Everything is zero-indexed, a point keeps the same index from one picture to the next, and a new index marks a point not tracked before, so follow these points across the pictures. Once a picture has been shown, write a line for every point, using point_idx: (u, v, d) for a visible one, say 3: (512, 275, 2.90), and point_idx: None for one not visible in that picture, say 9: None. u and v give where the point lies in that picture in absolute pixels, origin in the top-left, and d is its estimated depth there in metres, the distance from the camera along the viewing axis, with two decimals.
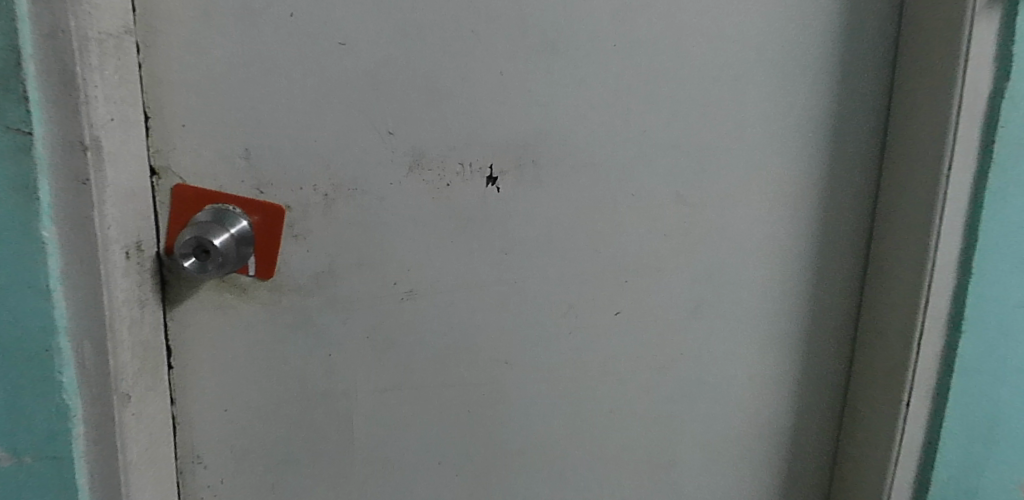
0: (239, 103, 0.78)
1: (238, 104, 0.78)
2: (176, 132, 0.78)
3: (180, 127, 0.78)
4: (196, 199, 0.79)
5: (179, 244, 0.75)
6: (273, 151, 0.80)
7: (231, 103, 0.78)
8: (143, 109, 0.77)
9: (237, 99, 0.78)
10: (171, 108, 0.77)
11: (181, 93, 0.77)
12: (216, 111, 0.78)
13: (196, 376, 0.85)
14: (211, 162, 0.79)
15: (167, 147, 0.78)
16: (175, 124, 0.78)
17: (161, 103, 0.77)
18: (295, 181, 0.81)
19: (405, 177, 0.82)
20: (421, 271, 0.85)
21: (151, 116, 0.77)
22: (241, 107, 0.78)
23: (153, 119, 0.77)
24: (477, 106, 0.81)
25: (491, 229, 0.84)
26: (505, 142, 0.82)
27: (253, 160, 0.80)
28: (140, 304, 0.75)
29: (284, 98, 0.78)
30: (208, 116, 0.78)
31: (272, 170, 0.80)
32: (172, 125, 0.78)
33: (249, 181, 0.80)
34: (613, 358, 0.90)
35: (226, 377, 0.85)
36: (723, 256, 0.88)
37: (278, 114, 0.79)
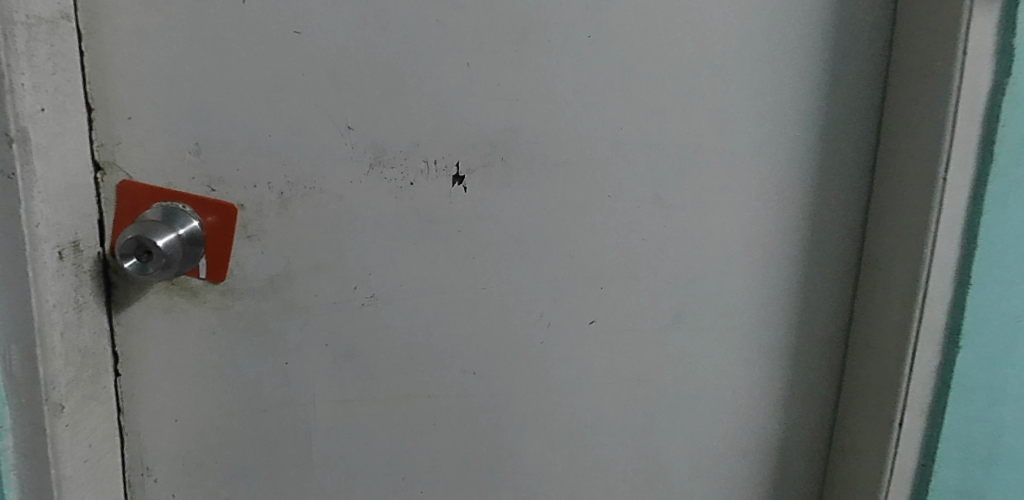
0: (189, 94, 0.73)
1: (187, 96, 0.73)
2: (121, 125, 0.73)
3: (126, 120, 0.73)
4: (143, 196, 0.74)
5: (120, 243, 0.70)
6: (224, 146, 0.75)
7: (180, 95, 0.73)
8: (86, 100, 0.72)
9: (186, 90, 0.73)
10: (115, 99, 0.72)
11: (126, 83, 0.72)
12: (164, 102, 0.73)
13: (142, 386, 0.79)
14: (159, 157, 0.75)
15: (112, 141, 0.73)
16: (121, 116, 0.73)
17: (105, 93, 0.72)
18: (248, 179, 0.76)
19: (366, 175, 0.77)
20: (384, 274, 0.80)
21: (95, 107, 0.72)
22: (190, 99, 0.73)
23: (97, 111, 0.72)
24: (442, 101, 0.76)
25: (457, 231, 0.80)
26: (472, 139, 0.77)
27: (203, 155, 0.75)
28: (77, 307, 0.70)
29: (236, 90, 0.74)
30: (155, 108, 0.73)
31: (224, 167, 0.75)
32: (118, 117, 0.73)
33: (200, 178, 0.75)
34: (588, 369, 0.85)
35: (177, 385, 0.80)
36: (706, 262, 0.83)
37: (230, 107, 0.74)
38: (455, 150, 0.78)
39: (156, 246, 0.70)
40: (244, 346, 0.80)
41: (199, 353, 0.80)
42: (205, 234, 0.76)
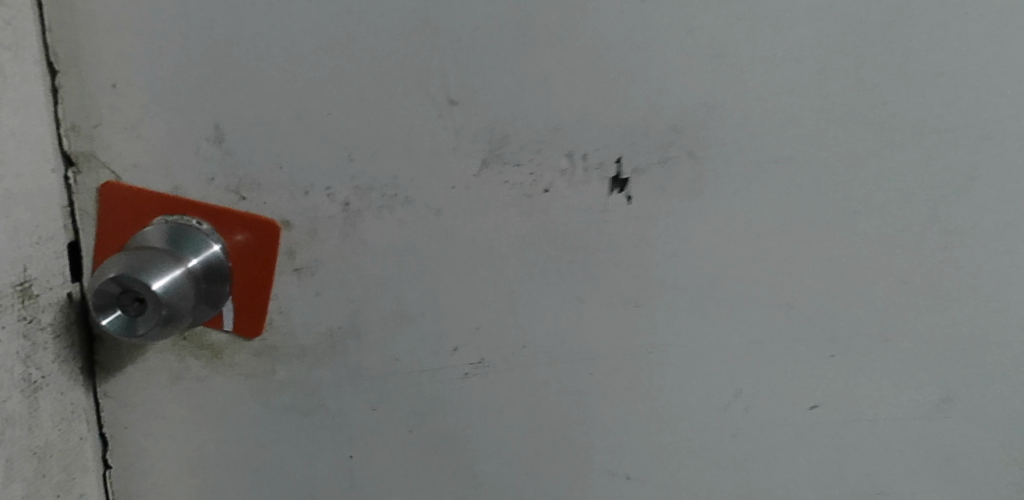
0: (205, 48, 0.46)
1: (201, 50, 0.46)
2: (102, 96, 0.46)
3: (109, 88, 0.46)
4: (141, 207, 0.48)
5: (96, 283, 0.44)
6: (260, 131, 0.48)
7: (190, 50, 0.46)
8: (46, 57, 0.45)
9: (201, 41, 0.46)
10: (91, 56, 0.46)
11: (108, 30, 0.45)
12: (167, 60, 0.46)
13: (142, 488, 0.53)
14: (160, 148, 0.47)
15: (89, 122, 0.47)
16: (100, 83, 0.46)
17: (76, 46, 0.45)
18: (298, 182, 0.49)
19: (476, 177, 0.50)
20: (499, 328, 0.53)
21: (60, 69, 0.46)
22: (206, 56, 0.46)
23: (64, 74, 0.46)
24: (600, 61, 0.48)
25: (614, 264, 0.52)
26: (644, 122, 0.49)
27: (226, 145, 0.48)
28: (27, 390, 0.43)
29: (278, 41, 0.46)
30: (154, 70, 0.46)
31: (259, 162, 0.48)
32: (95, 84, 0.46)
33: (223, 180, 0.48)
34: (794, 470, 0.57)
35: (191, 487, 0.54)
36: (993, 320, 0.54)
37: (268, 68, 0.47)
38: (615, 138, 0.49)
39: (154, 290, 0.43)
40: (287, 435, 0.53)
41: (222, 445, 0.53)
42: (231, 263, 0.50)
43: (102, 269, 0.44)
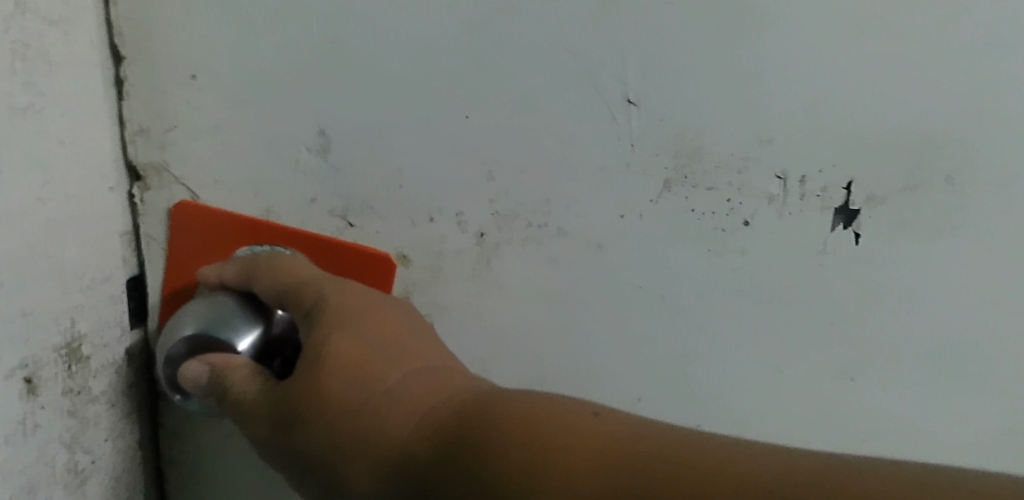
0: (316, 31, 0.35)
1: (311, 30, 0.35)
2: (177, 91, 0.35)
3: (190, 81, 0.35)
4: (226, 235, 0.38)
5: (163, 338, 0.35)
6: (377, 141, 0.36)
7: (293, 34, 0.35)
8: (109, 40, 0.34)
9: (312, 18, 0.34)
10: (166, 38, 0.35)
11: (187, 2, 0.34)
12: (263, 47, 0.35)
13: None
14: (249, 159, 0.37)
15: (162, 125, 0.36)
16: (174, 73, 0.35)
17: (143, 24, 0.34)
18: (422, 208, 0.38)
19: (652, 203, 0.38)
20: (665, 398, 0.41)
21: (126, 55, 0.35)
22: (314, 43, 0.35)
23: (130, 61, 0.35)
24: (843, 50, 0.35)
25: (824, 323, 0.39)
26: (892, 136, 0.36)
27: (332, 157, 0.37)
28: (74, 484, 0.32)
29: (410, 21, 0.35)
30: (245, 58, 0.35)
31: (374, 180, 0.37)
32: (170, 75, 0.35)
33: (327, 202, 0.37)
34: None
35: None
36: None
37: (394, 56, 0.35)
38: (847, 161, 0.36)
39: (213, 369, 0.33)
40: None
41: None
42: None
43: (175, 319, 0.35)
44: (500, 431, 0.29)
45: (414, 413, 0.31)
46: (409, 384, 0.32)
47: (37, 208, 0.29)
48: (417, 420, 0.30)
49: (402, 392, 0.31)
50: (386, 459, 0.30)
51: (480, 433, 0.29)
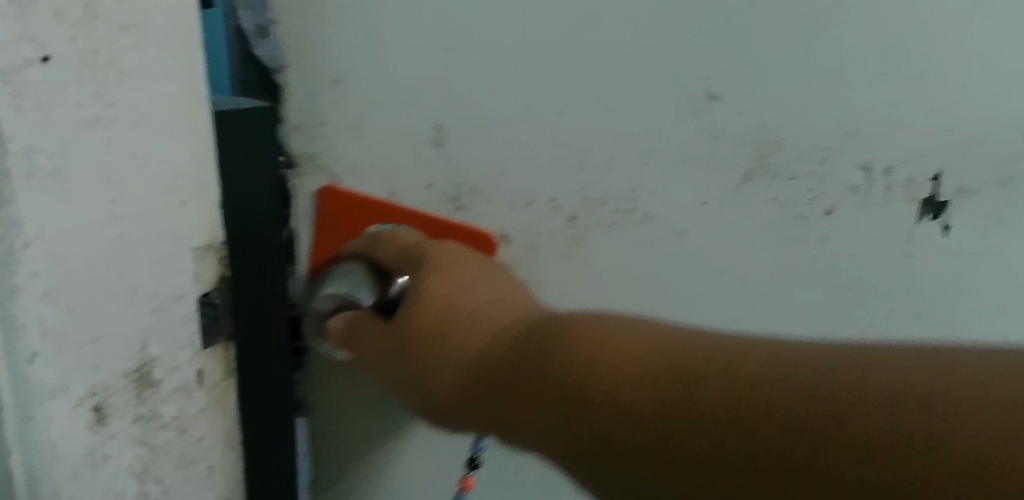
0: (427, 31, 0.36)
1: (424, 32, 0.36)
2: (322, 89, 0.37)
3: (333, 83, 0.37)
4: (361, 214, 0.40)
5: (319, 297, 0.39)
6: (481, 137, 0.38)
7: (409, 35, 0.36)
8: (259, 38, 0.36)
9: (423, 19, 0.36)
10: (303, 35, 0.36)
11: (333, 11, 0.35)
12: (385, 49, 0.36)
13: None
14: (379, 150, 0.39)
15: (306, 119, 0.38)
16: (320, 76, 0.37)
17: (303, 30, 0.36)
18: (518, 201, 0.40)
19: (735, 192, 0.38)
20: None
21: (270, 53, 0.37)
22: (425, 47, 0.36)
23: (281, 63, 0.37)
24: (940, 30, 0.35)
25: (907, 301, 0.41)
26: (979, 131, 0.37)
27: (449, 149, 0.38)
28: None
29: (510, 20, 0.35)
30: (364, 59, 0.36)
31: (484, 169, 0.39)
32: (312, 75, 0.37)
33: (439, 189, 0.39)
34: None
35: None
36: None
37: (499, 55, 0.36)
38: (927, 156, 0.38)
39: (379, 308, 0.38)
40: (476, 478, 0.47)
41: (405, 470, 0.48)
42: None
43: (324, 279, 0.39)
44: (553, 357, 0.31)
45: (486, 336, 0.35)
46: (477, 314, 0.35)
47: (111, 218, 0.27)
48: (490, 342, 0.35)
49: (486, 320, 0.35)
50: (472, 380, 0.34)
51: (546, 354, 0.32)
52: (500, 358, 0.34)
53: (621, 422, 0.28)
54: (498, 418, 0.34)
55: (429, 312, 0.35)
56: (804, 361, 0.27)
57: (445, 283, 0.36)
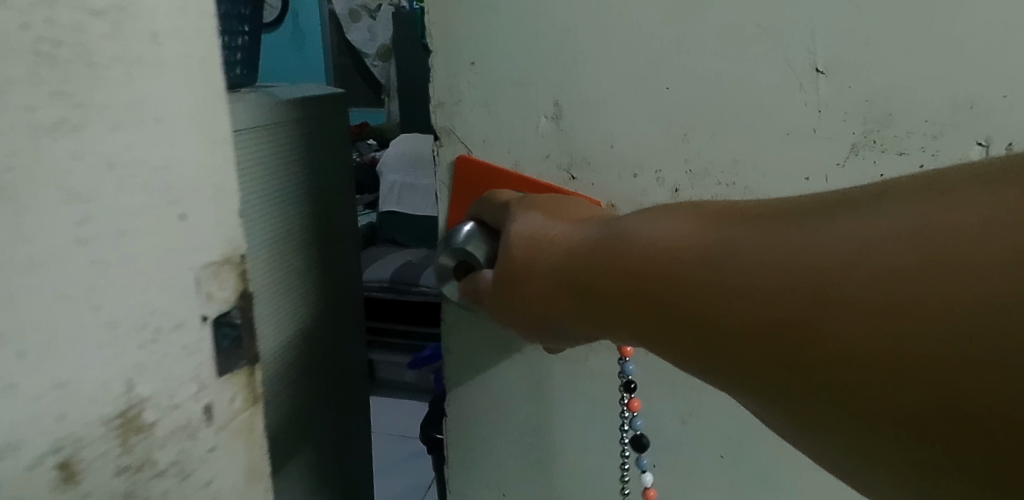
0: (533, 59, 0.72)
1: (530, 55, 0.72)
2: (468, 74, 0.75)
3: (473, 66, 0.74)
4: (488, 179, 0.77)
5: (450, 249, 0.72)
6: (601, 122, 0.73)
7: (520, 57, 0.73)
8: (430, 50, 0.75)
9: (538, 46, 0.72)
10: (460, 48, 0.74)
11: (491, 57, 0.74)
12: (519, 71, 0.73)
13: (528, 409, 0.88)
14: (505, 124, 0.75)
15: (451, 102, 0.76)
16: (466, 62, 0.74)
17: (453, 57, 0.75)
18: (621, 168, 0.74)
19: (840, 164, 0.69)
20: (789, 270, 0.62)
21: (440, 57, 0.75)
22: (531, 59, 0.72)
23: (442, 82, 0.76)
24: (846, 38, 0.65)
25: None
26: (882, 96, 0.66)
27: (560, 119, 0.74)
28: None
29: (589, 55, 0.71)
30: (513, 79, 0.74)
31: (584, 137, 0.73)
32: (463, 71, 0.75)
33: (561, 164, 0.75)
34: None
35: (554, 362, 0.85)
36: None
37: (583, 74, 0.72)
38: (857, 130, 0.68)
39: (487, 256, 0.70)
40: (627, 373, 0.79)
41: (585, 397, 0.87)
42: None
43: (458, 239, 0.71)
44: (598, 258, 0.53)
45: (561, 254, 0.57)
46: (555, 242, 0.58)
47: (128, 216, 0.38)
48: (561, 255, 0.57)
49: (560, 246, 0.58)
50: (557, 278, 0.56)
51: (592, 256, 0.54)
52: (569, 265, 0.55)
53: (732, 335, 0.42)
54: (589, 304, 0.54)
55: (553, 262, 0.57)
56: (816, 250, 0.39)
57: (536, 229, 0.61)
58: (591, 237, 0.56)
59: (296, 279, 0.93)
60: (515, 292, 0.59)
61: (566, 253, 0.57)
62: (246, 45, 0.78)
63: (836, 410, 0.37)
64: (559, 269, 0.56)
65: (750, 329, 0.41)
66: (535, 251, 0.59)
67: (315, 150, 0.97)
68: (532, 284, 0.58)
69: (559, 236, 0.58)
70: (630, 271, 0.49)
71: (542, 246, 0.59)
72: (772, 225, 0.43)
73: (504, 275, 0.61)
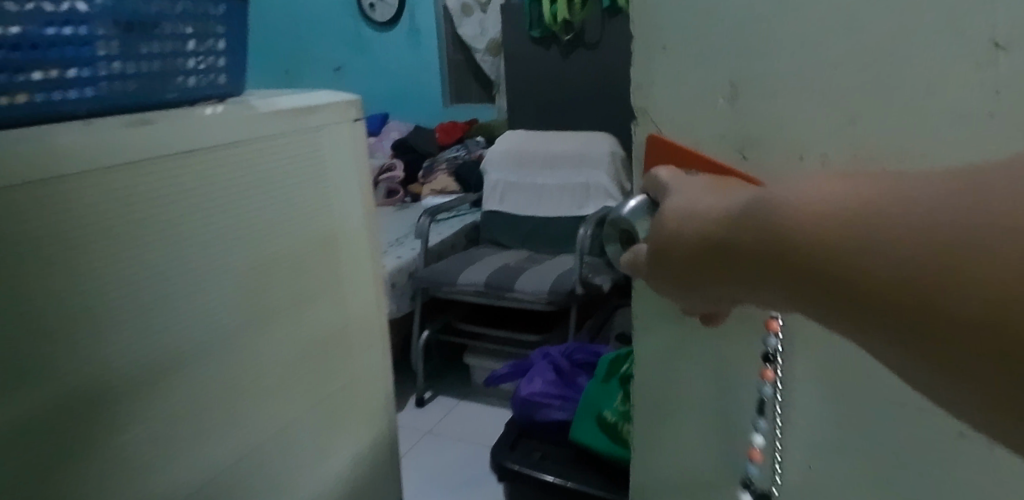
0: (719, 41, 0.67)
1: (715, 40, 0.67)
2: (659, 56, 0.70)
3: (661, 46, 0.70)
4: (673, 157, 0.70)
5: (613, 222, 0.63)
6: (771, 100, 0.66)
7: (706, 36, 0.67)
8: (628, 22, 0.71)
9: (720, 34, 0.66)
10: (654, 24, 0.69)
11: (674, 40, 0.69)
12: (705, 52, 0.68)
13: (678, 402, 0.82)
14: (689, 104, 0.70)
15: (647, 79, 0.72)
16: (656, 43, 0.70)
17: (647, 33, 0.70)
18: (793, 148, 0.66)
19: None
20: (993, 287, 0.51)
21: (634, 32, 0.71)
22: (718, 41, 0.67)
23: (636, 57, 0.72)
24: None
25: None
26: None
27: (738, 100, 0.67)
28: None
29: (765, 31, 0.64)
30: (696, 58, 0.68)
31: (763, 119, 0.67)
32: (653, 50, 0.70)
33: (734, 144, 0.68)
34: None
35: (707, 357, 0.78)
36: None
37: (766, 56, 0.65)
38: None
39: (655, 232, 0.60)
40: (771, 346, 0.71)
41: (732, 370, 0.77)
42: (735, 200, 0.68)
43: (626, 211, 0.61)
44: (748, 230, 0.44)
45: (706, 222, 0.48)
46: (701, 210, 0.49)
47: None
48: (707, 224, 0.48)
49: (705, 214, 0.48)
50: (699, 251, 0.48)
51: (739, 225, 0.44)
52: (717, 238, 0.46)
53: (911, 316, 0.36)
54: (744, 279, 0.45)
55: (696, 232, 0.48)
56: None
57: (681, 204, 0.51)
58: (743, 200, 0.46)
59: (312, 308, 0.79)
60: (664, 264, 0.51)
61: (712, 217, 0.47)
62: (231, 45, 0.67)
63: (1019, 392, 0.34)
64: (706, 240, 0.47)
65: (951, 313, 0.35)
66: (679, 225, 0.50)
67: (343, 148, 0.79)
68: (679, 257, 0.50)
69: (709, 203, 0.49)
70: (786, 245, 0.41)
71: (689, 212, 0.50)
72: (961, 197, 0.35)
73: (652, 249, 0.52)
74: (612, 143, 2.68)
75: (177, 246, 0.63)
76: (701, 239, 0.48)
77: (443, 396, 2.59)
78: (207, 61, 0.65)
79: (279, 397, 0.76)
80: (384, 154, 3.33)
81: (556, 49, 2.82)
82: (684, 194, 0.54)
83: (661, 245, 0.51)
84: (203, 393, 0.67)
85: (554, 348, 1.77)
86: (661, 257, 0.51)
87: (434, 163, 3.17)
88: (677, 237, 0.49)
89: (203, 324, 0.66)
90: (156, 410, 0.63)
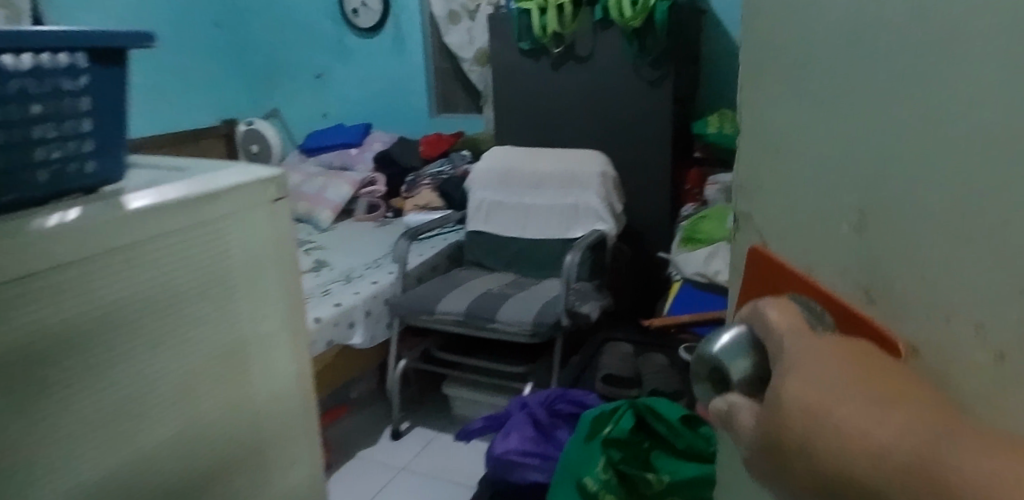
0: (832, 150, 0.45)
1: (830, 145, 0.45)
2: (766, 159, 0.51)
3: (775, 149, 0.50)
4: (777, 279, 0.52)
5: (700, 357, 0.49)
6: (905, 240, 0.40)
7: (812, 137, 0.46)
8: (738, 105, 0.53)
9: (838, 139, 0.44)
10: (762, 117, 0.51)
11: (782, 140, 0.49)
12: (816, 158, 0.46)
13: None
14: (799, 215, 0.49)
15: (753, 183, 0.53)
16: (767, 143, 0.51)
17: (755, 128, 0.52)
18: (934, 315, 0.39)
19: None
20: None
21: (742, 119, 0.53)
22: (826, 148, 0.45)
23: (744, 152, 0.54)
24: None
25: None
26: None
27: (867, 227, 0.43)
28: None
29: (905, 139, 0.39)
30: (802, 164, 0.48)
31: (897, 262, 0.41)
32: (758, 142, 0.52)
33: (859, 281, 0.44)
34: None
35: None
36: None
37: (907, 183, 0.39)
38: None
39: (753, 378, 0.45)
40: None
41: None
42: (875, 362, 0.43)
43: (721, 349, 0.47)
44: (895, 467, 0.33)
45: (849, 433, 0.36)
46: (837, 408, 0.37)
47: None
48: (846, 438, 0.36)
49: (842, 420, 0.36)
50: (829, 468, 0.36)
51: (887, 456, 0.34)
52: (856, 462, 0.35)
53: None
54: None
55: (828, 443, 0.36)
56: None
57: (805, 380, 0.39)
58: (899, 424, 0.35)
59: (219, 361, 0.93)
60: (775, 462, 0.39)
61: (856, 432, 0.36)
62: (95, 138, 0.83)
63: None
64: (841, 462, 0.36)
65: None
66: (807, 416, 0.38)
67: (247, 231, 0.95)
68: (801, 461, 0.38)
69: (846, 406, 0.37)
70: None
71: (817, 413, 0.37)
72: None
73: (761, 436, 0.40)
74: (603, 161, 2.53)
75: (71, 309, 0.76)
76: (833, 457, 0.36)
77: (420, 429, 2.45)
78: (61, 150, 0.79)
79: (173, 423, 0.87)
80: (364, 166, 3.19)
81: (546, 61, 2.69)
82: (821, 373, 0.39)
83: (778, 440, 0.39)
84: (99, 419, 0.79)
85: (531, 397, 1.63)
86: (776, 449, 0.39)
87: (418, 178, 3.02)
88: (823, 445, 0.37)
89: (84, 363, 0.77)
90: (56, 432, 0.75)
